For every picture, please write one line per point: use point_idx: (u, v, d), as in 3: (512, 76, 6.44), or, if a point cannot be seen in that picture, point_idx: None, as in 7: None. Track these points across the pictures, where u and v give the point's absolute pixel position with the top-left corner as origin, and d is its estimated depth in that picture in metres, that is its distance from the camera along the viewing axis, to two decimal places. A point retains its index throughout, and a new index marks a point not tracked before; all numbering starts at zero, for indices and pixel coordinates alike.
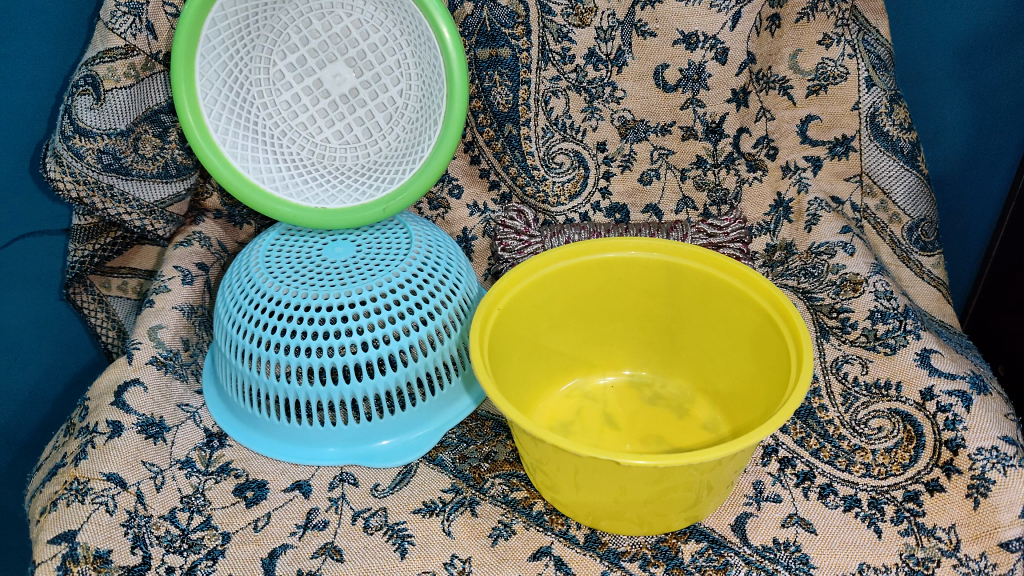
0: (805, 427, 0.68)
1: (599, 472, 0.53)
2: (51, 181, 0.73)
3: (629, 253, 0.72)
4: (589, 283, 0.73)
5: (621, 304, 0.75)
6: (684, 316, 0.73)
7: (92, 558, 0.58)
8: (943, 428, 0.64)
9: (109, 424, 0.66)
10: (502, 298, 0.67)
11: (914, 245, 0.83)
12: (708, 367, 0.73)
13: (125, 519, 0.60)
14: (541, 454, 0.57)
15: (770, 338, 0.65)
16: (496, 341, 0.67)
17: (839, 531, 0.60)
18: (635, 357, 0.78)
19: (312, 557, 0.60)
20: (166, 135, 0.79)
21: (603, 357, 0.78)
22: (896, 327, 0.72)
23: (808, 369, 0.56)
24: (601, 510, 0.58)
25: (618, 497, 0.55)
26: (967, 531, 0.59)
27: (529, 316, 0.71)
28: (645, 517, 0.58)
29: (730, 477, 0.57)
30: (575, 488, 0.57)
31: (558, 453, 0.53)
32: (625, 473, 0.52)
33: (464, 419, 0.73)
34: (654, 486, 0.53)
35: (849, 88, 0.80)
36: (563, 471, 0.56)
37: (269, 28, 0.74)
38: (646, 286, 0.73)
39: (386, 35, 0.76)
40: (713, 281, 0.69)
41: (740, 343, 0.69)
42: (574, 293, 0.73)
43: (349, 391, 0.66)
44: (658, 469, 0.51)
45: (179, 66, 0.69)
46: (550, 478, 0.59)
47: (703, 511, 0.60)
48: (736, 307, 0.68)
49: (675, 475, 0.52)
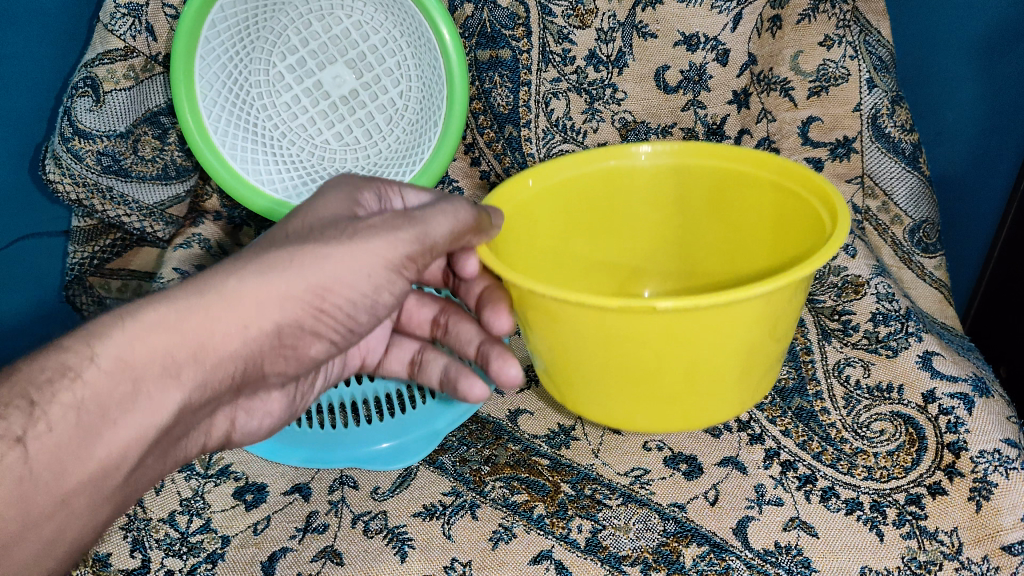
0: (807, 429, 0.67)
1: (651, 340, 0.50)
2: (51, 183, 0.75)
3: (639, 155, 0.69)
4: (600, 196, 0.71)
5: (635, 217, 0.73)
6: (696, 218, 0.72)
7: (92, 562, 0.61)
8: (945, 431, 0.64)
9: None
10: (512, 204, 0.64)
11: (915, 246, 0.82)
12: (728, 264, 0.73)
13: (125, 523, 0.64)
14: (578, 340, 0.53)
15: (792, 212, 0.63)
16: (513, 250, 0.65)
17: (841, 533, 0.59)
18: (654, 276, 0.77)
19: (312, 560, 0.60)
20: (166, 136, 0.78)
21: (623, 274, 0.77)
22: (898, 329, 0.72)
23: (845, 213, 0.54)
24: (643, 400, 0.56)
25: (657, 368, 0.53)
26: (968, 534, 0.58)
27: (542, 232, 0.69)
28: (689, 401, 0.56)
29: (764, 355, 0.56)
30: (616, 371, 0.55)
31: (594, 321, 0.51)
32: (677, 332, 0.50)
33: (464, 422, 0.72)
34: (706, 349, 0.52)
35: (851, 89, 0.80)
36: (595, 347, 0.53)
37: (269, 29, 0.73)
38: (658, 196, 0.72)
39: (386, 36, 0.76)
40: (727, 172, 0.68)
41: (761, 237, 0.68)
42: (586, 210, 0.71)
43: (352, 393, 0.78)
44: (715, 314, 0.49)
45: (178, 68, 0.69)
46: (585, 368, 0.56)
47: (742, 402, 0.59)
48: (752, 195, 0.67)
49: (730, 326, 0.50)
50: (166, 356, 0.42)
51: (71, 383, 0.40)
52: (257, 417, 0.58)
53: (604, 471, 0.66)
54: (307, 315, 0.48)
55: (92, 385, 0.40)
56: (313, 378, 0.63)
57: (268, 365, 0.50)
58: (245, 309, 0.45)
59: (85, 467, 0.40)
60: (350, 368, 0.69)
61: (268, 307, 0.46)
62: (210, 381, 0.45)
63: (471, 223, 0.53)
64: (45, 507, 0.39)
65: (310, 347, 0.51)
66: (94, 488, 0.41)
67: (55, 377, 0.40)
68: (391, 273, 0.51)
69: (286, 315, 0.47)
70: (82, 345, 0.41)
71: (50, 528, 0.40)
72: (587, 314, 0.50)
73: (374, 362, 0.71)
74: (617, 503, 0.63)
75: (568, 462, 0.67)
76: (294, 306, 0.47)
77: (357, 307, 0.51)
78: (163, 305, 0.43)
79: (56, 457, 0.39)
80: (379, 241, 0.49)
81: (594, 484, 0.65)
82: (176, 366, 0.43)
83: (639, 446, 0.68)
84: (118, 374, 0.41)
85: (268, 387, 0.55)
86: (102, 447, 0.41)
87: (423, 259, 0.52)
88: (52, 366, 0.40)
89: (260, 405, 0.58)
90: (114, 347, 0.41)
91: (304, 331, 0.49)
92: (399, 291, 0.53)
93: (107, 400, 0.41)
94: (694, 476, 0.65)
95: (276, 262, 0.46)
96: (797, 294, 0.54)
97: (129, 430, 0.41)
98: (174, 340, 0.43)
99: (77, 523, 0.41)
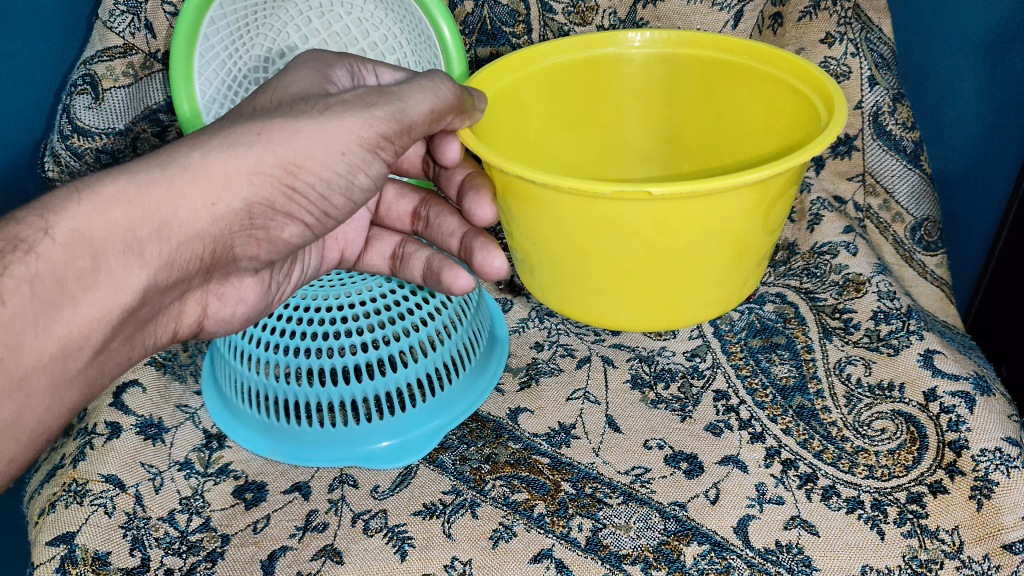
0: (808, 428, 0.67)
1: (639, 229, 0.50)
2: (49, 179, 0.76)
3: (631, 45, 0.69)
4: (589, 80, 0.71)
5: (624, 105, 0.73)
6: (684, 96, 0.71)
7: (91, 559, 0.60)
8: (946, 429, 0.63)
9: (108, 425, 0.69)
10: (495, 88, 0.63)
11: (917, 245, 0.82)
12: (718, 152, 0.72)
13: (124, 521, 0.63)
14: (561, 230, 0.53)
15: (786, 121, 0.62)
16: (496, 135, 0.65)
17: (841, 532, 0.59)
18: (642, 160, 0.77)
19: (312, 559, 0.60)
20: (165, 133, 0.79)
21: (611, 148, 0.77)
22: (899, 327, 0.71)
23: (841, 100, 0.54)
24: (631, 297, 0.57)
25: (644, 264, 0.53)
26: (970, 533, 0.58)
27: (528, 111, 0.69)
28: (672, 297, 0.57)
29: (755, 244, 0.56)
30: (600, 267, 0.55)
31: (580, 210, 0.50)
32: (666, 224, 0.49)
33: (463, 421, 0.71)
34: (695, 241, 0.51)
35: (853, 86, 0.80)
36: (578, 241, 0.53)
37: (268, 26, 0.73)
38: (646, 83, 0.71)
39: (386, 33, 0.75)
40: (715, 61, 0.67)
41: (752, 129, 0.67)
42: (572, 92, 0.71)
43: (350, 391, 0.70)
44: (704, 203, 0.48)
45: (178, 63, 0.71)
46: (573, 266, 0.56)
47: (728, 297, 0.60)
48: (742, 89, 0.66)
49: (719, 214, 0.50)
50: (127, 230, 0.45)
51: (24, 256, 0.43)
52: (230, 305, 0.61)
53: (604, 470, 0.65)
54: (277, 190, 0.50)
55: (48, 257, 0.43)
56: (282, 269, 0.65)
57: (238, 247, 0.53)
58: (211, 186, 0.47)
59: (45, 344, 0.43)
60: (330, 262, 0.73)
61: (235, 182, 0.48)
62: (175, 261, 0.48)
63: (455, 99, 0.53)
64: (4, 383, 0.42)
65: (283, 229, 0.54)
66: (55, 368, 0.44)
67: (8, 249, 0.43)
68: (367, 152, 0.52)
69: (255, 191, 0.49)
70: (37, 218, 0.44)
71: (9, 407, 0.42)
72: (573, 200, 0.49)
73: (355, 256, 0.75)
74: (618, 502, 0.62)
75: (568, 461, 0.66)
76: (261, 178, 0.49)
77: (330, 186, 0.53)
78: (123, 178, 0.45)
79: (10, 327, 0.42)
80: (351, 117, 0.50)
81: (594, 483, 0.64)
82: (138, 242, 0.46)
83: (640, 444, 0.67)
84: (75, 247, 0.44)
85: (238, 271, 0.58)
86: (62, 325, 0.44)
87: (400, 140, 0.53)
88: (6, 237, 0.43)
89: (232, 290, 0.60)
90: (70, 221, 0.44)
91: (275, 212, 0.52)
92: (374, 172, 0.55)
93: (64, 274, 0.44)
94: (695, 475, 0.64)
95: (243, 138, 0.48)
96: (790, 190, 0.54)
97: (91, 305, 0.45)
98: (135, 214, 0.45)
99: (39, 403, 0.44)
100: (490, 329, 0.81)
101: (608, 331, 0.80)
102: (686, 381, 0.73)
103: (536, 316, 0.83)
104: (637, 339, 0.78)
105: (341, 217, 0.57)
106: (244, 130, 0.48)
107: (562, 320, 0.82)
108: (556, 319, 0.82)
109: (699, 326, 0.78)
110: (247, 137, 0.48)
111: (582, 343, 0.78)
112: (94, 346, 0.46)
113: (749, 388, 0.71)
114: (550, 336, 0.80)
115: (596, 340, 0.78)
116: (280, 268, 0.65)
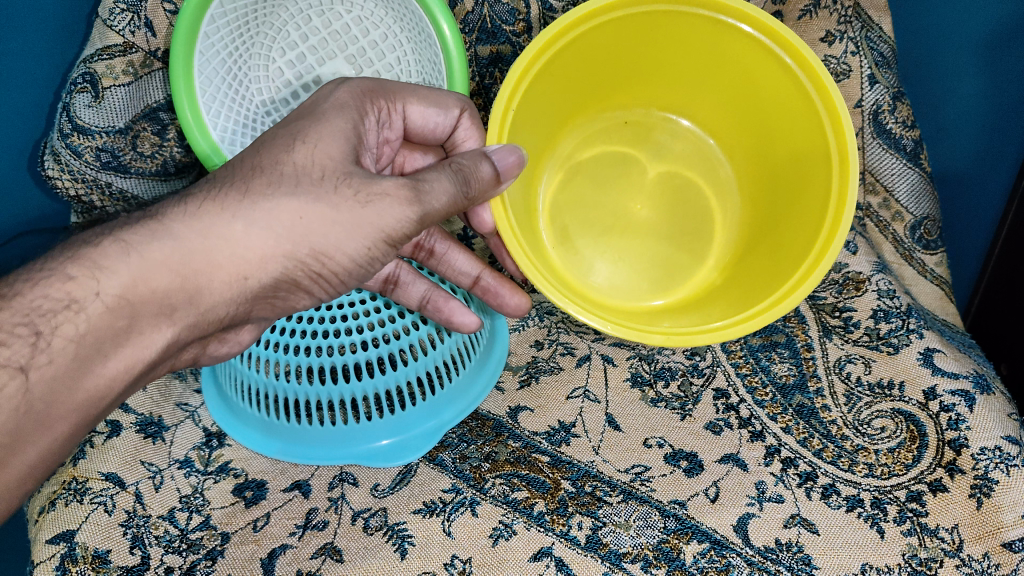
0: (807, 427, 0.67)
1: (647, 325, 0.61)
2: (49, 178, 0.76)
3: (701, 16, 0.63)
4: (660, 30, 0.66)
5: (683, 58, 0.70)
6: (727, 69, 0.68)
7: (90, 559, 0.60)
8: (946, 428, 0.63)
9: (107, 424, 0.68)
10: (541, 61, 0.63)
11: (916, 243, 0.82)
12: (744, 117, 0.72)
13: (125, 519, 0.63)
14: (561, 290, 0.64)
15: (810, 177, 0.66)
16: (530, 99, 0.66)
17: (841, 530, 0.60)
18: (675, 93, 0.75)
19: (312, 557, 0.61)
20: (165, 132, 0.78)
21: (647, 82, 0.74)
22: (899, 326, 0.70)
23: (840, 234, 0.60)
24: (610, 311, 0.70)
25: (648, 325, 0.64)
26: (969, 531, 0.58)
27: (554, 77, 0.67)
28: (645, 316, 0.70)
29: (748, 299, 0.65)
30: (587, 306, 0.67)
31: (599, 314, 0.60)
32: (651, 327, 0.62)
33: (464, 419, 0.71)
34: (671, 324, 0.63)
35: (853, 85, 0.80)
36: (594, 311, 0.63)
37: (269, 24, 0.73)
38: (693, 40, 0.67)
39: (386, 32, 0.75)
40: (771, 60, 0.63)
41: (785, 121, 0.67)
42: (637, 36, 0.67)
43: (349, 390, 0.70)
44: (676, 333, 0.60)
45: (178, 63, 0.69)
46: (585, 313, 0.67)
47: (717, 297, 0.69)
48: (787, 90, 0.65)
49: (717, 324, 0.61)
50: (163, 299, 0.47)
51: (74, 315, 0.45)
52: (227, 346, 0.62)
53: (604, 468, 0.65)
54: (302, 275, 0.52)
55: (94, 320, 0.45)
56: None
57: (256, 310, 0.54)
58: (248, 264, 0.49)
59: (74, 397, 0.45)
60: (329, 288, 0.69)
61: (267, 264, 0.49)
62: (201, 322, 0.49)
63: (486, 181, 0.55)
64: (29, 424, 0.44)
65: (298, 302, 0.55)
66: (79, 415, 0.46)
67: (59, 308, 0.45)
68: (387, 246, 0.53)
69: (270, 274, 0.50)
70: (88, 278, 0.45)
71: (32, 453, 0.45)
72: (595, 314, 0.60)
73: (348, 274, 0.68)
74: (618, 500, 0.63)
75: (568, 459, 0.66)
76: (291, 263, 0.50)
77: (350, 274, 0.54)
78: (170, 242, 0.47)
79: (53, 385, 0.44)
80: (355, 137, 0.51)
81: (594, 481, 0.64)
82: (171, 308, 0.48)
83: (640, 442, 0.67)
84: (119, 310, 0.46)
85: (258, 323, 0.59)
86: (92, 379, 0.46)
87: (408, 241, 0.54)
88: (54, 300, 0.45)
89: (233, 336, 0.61)
90: (118, 286, 0.46)
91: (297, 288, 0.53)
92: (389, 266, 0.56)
93: (103, 335, 0.46)
94: (695, 474, 0.64)
95: (285, 219, 0.49)
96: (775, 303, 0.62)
97: (119, 360, 0.47)
98: (173, 283, 0.47)
99: (57, 446, 0.46)
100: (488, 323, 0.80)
101: None
102: (685, 379, 0.72)
103: (536, 314, 0.80)
104: None
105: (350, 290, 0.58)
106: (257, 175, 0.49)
107: (562, 317, 0.80)
108: (556, 317, 0.80)
109: None
110: (289, 220, 0.49)
111: (582, 341, 0.77)
112: (114, 398, 0.48)
113: (749, 386, 0.70)
114: (550, 334, 0.78)
115: (596, 339, 0.77)
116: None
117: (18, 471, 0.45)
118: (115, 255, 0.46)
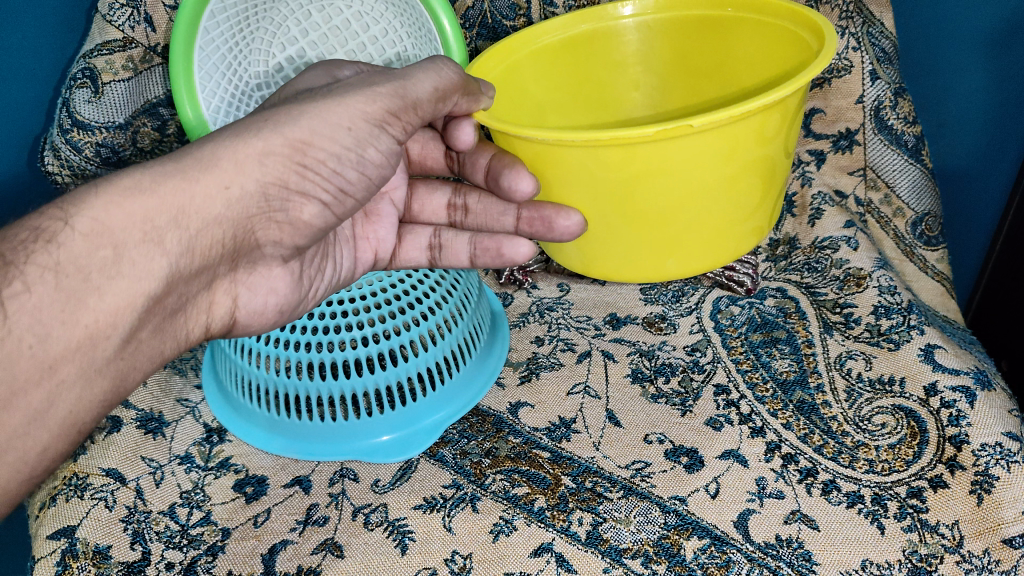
0: (808, 423, 0.66)
1: (677, 163, 0.50)
2: (50, 174, 0.76)
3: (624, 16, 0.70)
4: (589, 46, 0.71)
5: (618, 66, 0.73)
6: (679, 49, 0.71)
7: (92, 553, 0.60)
8: (946, 424, 0.63)
9: (109, 420, 0.71)
10: (496, 70, 0.64)
11: (917, 240, 0.82)
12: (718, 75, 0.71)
13: (125, 515, 0.63)
14: (598, 189, 0.53)
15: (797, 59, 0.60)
16: (502, 113, 0.64)
17: (842, 526, 0.59)
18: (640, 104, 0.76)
19: (312, 552, 0.61)
20: (166, 128, 0.78)
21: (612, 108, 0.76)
22: (899, 322, 0.71)
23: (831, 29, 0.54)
24: (654, 244, 0.56)
25: (687, 191, 0.52)
26: (969, 527, 0.57)
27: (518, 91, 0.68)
28: (717, 233, 0.57)
29: (782, 160, 0.56)
30: (632, 223, 0.55)
31: (615, 159, 0.50)
32: (701, 159, 0.50)
33: (464, 415, 0.72)
34: (721, 173, 0.52)
35: (854, 81, 0.81)
36: (616, 188, 0.52)
37: (268, 20, 0.72)
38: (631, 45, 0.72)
39: (386, 27, 0.74)
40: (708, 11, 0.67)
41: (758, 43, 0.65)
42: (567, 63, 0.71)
43: (349, 385, 0.69)
44: (717, 135, 0.49)
45: (178, 58, 0.71)
46: (617, 228, 0.56)
47: (759, 225, 0.59)
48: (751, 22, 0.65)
49: (741, 139, 0.50)
50: (145, 220, 0.46)
51: (47, 246, 0.45)
52: (261, 295, 0.58)
53: (604, 464, 0.65)
54: (286, 170, 0.51)
55: (71, 249, 0.45)
56: (314, 262, 0.62)
57: (260, 231, 0.53)
58: (224, 171, 0.49)
59: (72, 332, 0.44)
60: (365, 264, 0.70)
61: (247, 166, 0.49)
62: (195, 248, 0.49)
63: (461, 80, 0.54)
64: (32, 373, 0.43)
65: (301, 209, 0.53)
66: (83, 357, 0.45)
67: (31, 240, 0.45)
68: (373, 127, 0.53)
69: (267, 173, 0.50)
70: (58, 211, 0.46)
71: (40, 399, 0.43)
72: (609, 155, 0.49)
73: (390, 254, 0.71)
74: (618, 496, 0.62)
75: (568, 455, 0.66)
76: (271, 159, 0.50)
77: (341, 161, 0.53)
78: (150, 200, 0.47)
79: (37, 319, 0.43)
80: (340, 111, 0.51)
81: (595, 477, 0.64)
82: (158, 232, 0.47)
83: (640, 438, 0.67)
84: (96, 238, 0.45)
85: (265, 258, 0.57)
86: (88, 314, 0.45)
87: (408, 117, 0.53)
88: (28, 229, 0.45)
89: (263, 280, 0.58)
90: (89, 211, 0.45)
91: (290, 192, 0.52)
92: (384, 146, 0.54)
93: (87, 266, 0.45)
94: (695, 469, 0.64)
95: (252, 126, 0.50)
96: (801, 97, 0.53)
97: (115, 295, 0.46)
98: (152, 204, 0.47)
99: (71, 394, 0.45)
100: (489, 317, 0.81)
101: (608, 326, 0.79)
102: (686, 375, 0.72)
103: (536, 311, 0.83)
104: (637, 333, 0.78)
105: (358, 194, 0.56)
106: (255, 154, 0.49)
107: (561, 314, 0.82)
108: (556, 313, 0.82)
109: (699, 320, 0.78)
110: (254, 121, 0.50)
111: (582, 338, 0.78)
112: (121, 334, 0.46)
113: (749, 382, 0.71)
114: (550, 330, 0.80)
115: (596, 335, 0.78)
116: (310, 262, 0.62)
117: (25, 415, 0.43)
118: (84, 198, 0.46)
